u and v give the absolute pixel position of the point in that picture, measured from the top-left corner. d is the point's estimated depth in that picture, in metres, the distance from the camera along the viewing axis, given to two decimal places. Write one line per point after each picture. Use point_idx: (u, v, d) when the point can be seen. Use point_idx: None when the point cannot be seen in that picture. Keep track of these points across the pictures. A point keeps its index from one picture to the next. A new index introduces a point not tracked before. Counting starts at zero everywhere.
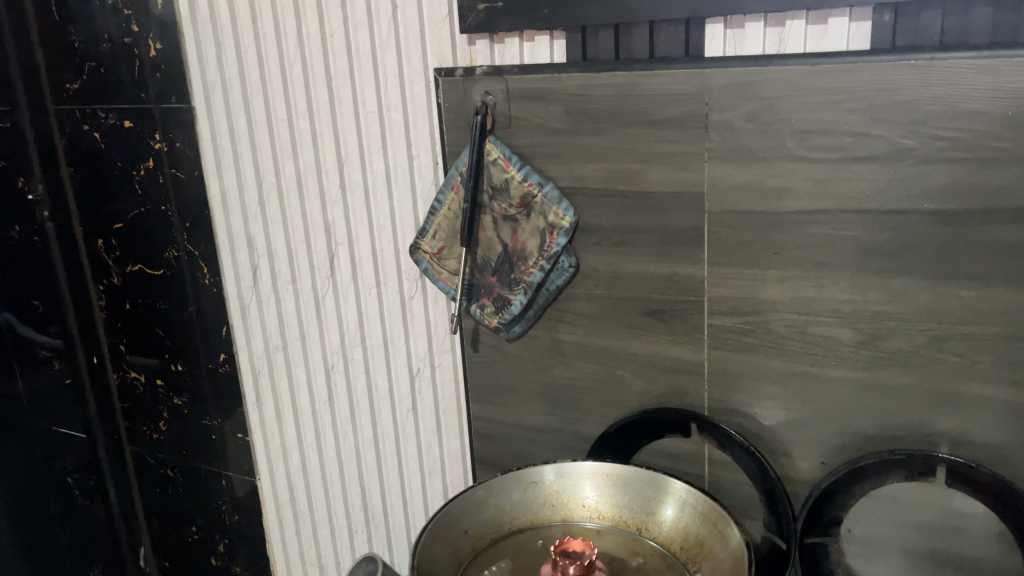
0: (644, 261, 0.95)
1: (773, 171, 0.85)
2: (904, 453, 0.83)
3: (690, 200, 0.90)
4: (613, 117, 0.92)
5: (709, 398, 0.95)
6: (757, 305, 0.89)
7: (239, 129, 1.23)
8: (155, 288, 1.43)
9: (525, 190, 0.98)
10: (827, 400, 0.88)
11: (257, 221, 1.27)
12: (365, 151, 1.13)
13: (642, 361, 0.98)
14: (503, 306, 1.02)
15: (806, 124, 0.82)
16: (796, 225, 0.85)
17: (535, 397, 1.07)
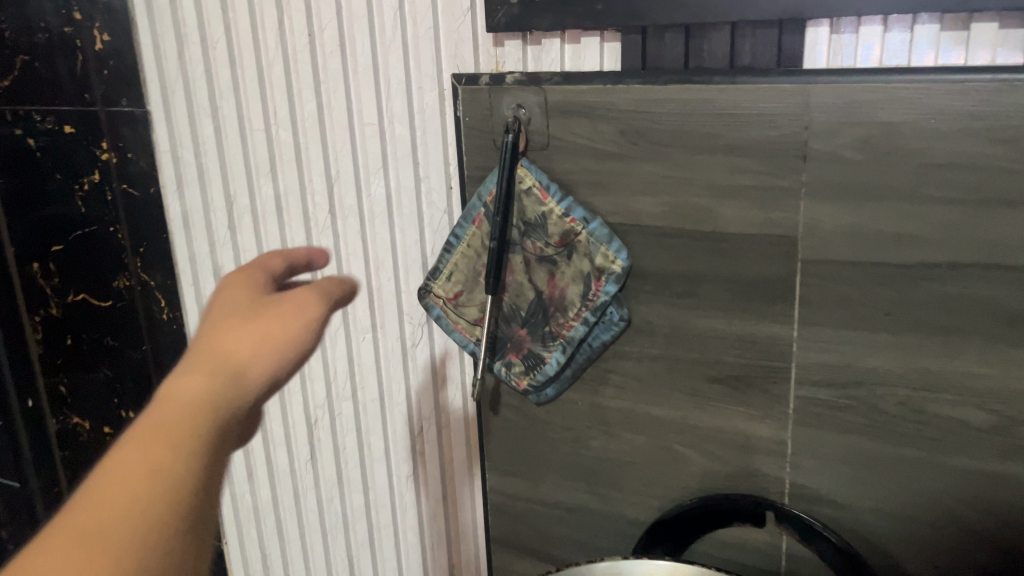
0: (712, 317, 0.78)
1: (888, 213, 0.68)
2: None
3: (777, 246, 0.73)
4: (681, 139, 0.74)
5: (791, 483, 0.79)
6: (861, 376, 0.73)
7: (206, 141, 1.03)
8: (102, 325, 1.17)
9: (565, 226, 0.79)
10: (945, 494, 0.72)
11: (226, 250, 1.07)
12: (360, 171, 0.94)
13: (706, 434, 0.82)
14: (535, 365, 0.84)
15: (938, 157, 0.65)
16: (916, 282, 0.68)
17: (570, 470, 0.90)
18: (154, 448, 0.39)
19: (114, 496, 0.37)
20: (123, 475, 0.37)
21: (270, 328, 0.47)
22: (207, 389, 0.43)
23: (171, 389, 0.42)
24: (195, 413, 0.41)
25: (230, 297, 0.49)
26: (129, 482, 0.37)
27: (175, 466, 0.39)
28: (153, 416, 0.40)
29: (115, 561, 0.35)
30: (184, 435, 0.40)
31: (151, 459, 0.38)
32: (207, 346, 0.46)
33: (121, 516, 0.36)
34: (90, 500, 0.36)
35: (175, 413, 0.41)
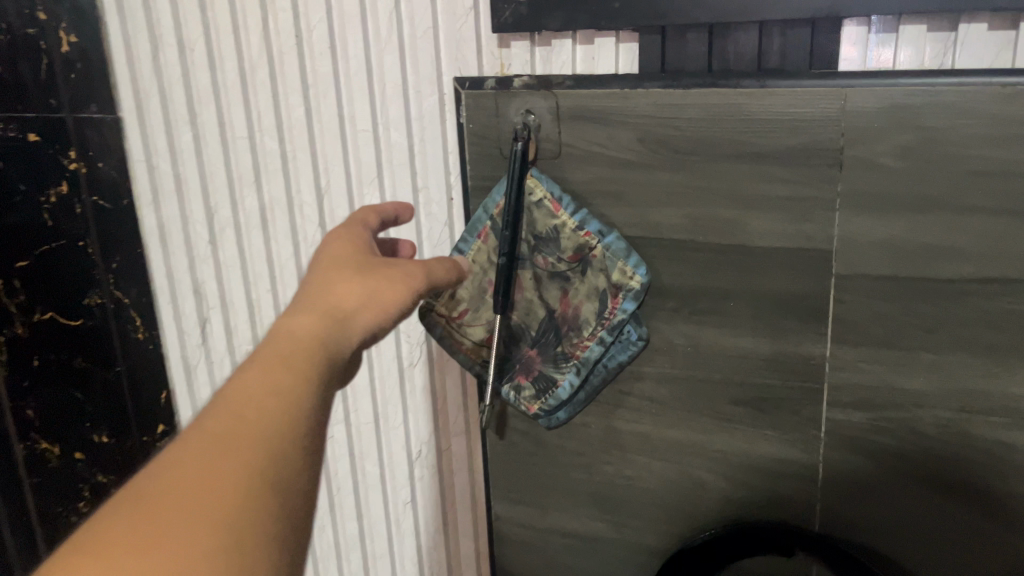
0: (737, 335, 0.73)
1: (931, 224, 0.63)
2: None
3: (809, 260, 0.68)
4: (705, 147, 0.69)
5: (821, 508, 0.74)
6: (897, 397, 0.69)
7: (183, 150, 0.96)
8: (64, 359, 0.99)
9: (579, 240, 0.75)
10: (988, 521, 0.68)
11: (206, 265, 1.01)
12: (354, 181, 0.88)
13: (728, 459, 0.77)
14: (547, 388, 0.79)
15: (984, 165, 0.61)
16: (959, 298, 0.64)
17: (582, 496, 0.85)
18: (276, 367, 0.39)
19: (238, 409, 0.37)
20: (244, 390, 0.38)
21: (374, 276, 0.48)
22: (327, 317, 0.44)
23: (285, 325, 0.43)
24: (319, 336, 0.43)
25: (333, 251, 0.50)
26: (270, 377, 0.39)
27: (294, 388, 0.39)
28: (271, 345, 0.41)
29: (242, 466, 0.34)
30: (302, 362, 0.40)
31: (273, 379, 0.39)
32: (314, 290, 0.47)
33: (245, 424, 0.36)
34: (218, 415, 0.36)
35: (292, 346, 0.41)
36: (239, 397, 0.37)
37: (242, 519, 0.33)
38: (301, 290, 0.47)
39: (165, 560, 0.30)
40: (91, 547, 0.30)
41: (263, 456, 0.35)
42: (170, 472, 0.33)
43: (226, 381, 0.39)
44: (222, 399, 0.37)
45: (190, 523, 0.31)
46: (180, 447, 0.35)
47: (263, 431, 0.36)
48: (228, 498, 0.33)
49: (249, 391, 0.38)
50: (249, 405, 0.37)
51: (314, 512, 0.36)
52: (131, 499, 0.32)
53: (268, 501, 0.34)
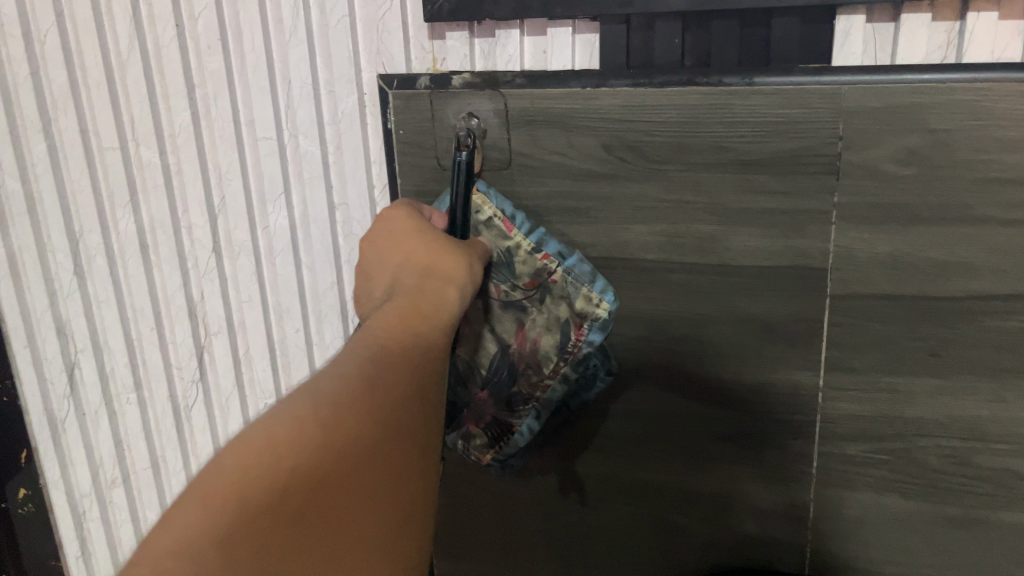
0: (719, 365, 0.64)
1: (937, 238, 0.57)
2: None
3: (800, 280, 0.60)
4: (681, 154, 0.60)
5: (810, 551, 0.67)
6: (896, 426, 0.62)
7: (36, 162, 0.79)
8: None
9: (537, 264, 0.65)
10: (992, 554, 0.63)
11: (73, 301, 0.84)
12: (255, 198, 0.74)
13: (706, 502, 0.68)
14: (501, 435, 0.69)
15: (997, 171, 0.54)
16: (966, 317, 0.58)
17: (539, 548, 0.75)
18: (425, 311, 0.49)
19: (405, 333, 0.46)
20: (397, 326, 0.46)
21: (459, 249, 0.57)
22: (437, 276, 0.53)
23: (417, 281, 0.53)
24: (436, 292, 0.52)
25: (413, 225, 0.58)
26: (416, 317, 0.48)
27: (441, 331, 0.48)
28: (415, 294, 0.51)
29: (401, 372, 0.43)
30: (441, 311, 0.50)
31: (428, 322, 0.48)
32: (421, 260, 0.55)
33: (403, 343, 0.45)
34: (386, 335, 0.46)
35: (419, 296, 0.51)
36: (404, 328, 0.46)
37: (412, 414, 0.42)
38: (406, 258, 0.55)
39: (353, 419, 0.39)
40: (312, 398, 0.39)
41: (424, 378, 0.44)
42: (371, 360, 0.43)
43: (386, 315, 0.48)
44: (388, 324, 0.47)
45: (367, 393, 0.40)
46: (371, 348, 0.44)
47: (425, 350, 0.46)
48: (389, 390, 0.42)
49: (410, 325, 0.47)
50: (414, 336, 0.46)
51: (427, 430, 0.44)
52: (346, 374, 0.41)
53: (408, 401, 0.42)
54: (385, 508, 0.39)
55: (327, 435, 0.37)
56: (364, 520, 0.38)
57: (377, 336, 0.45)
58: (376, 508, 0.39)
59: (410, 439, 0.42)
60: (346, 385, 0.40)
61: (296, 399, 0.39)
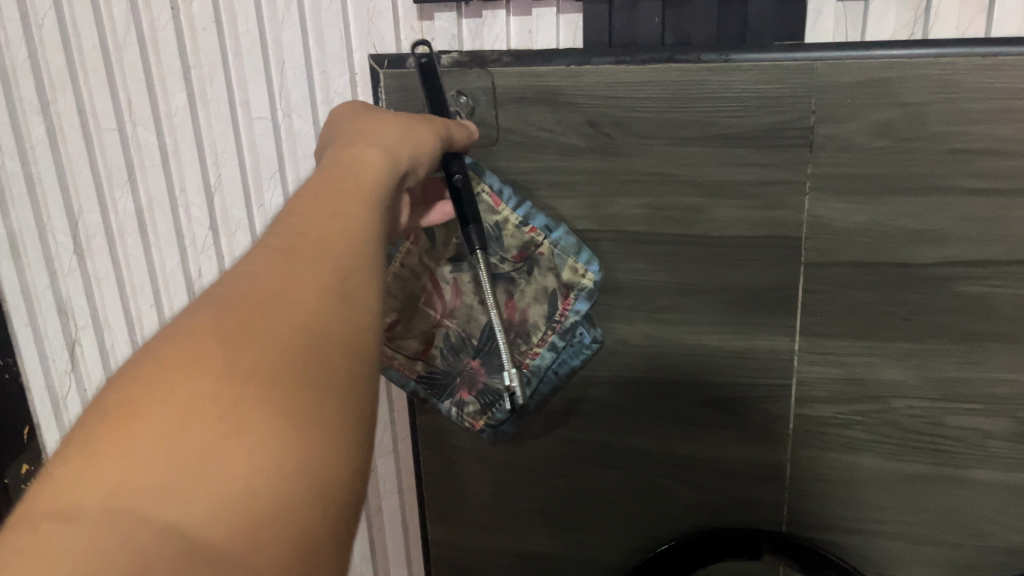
0: (703, 332, 0.67)
1: (909, 207, 0.59)
2: None
3: (778, 250, 0.63)
4: (664, 128, 0.62)
5: (788, 510, 0.70)
6: (871, 389, 0.65)
7: (36, 144, 0.81)
8: None
9: (524, 237, 0.67)
10: (962, 509, 0.66)
11: (73, 280, 0.86)
12: (252, 175, 0.76)
13: (690, 466, 0.71)
14: (494, 402, 0.71)
15: (967, 144, 0.57)
16: (938, 284, 0.60)
17: (530, 515, 0.77)
18: (355, 187, 0.41)
19: (323, 214, 0.38)
20: (309, 213, 0.38)
21: (406, 122, 0.49)
22: (368, 152, 0.45)
23: (337, 157, 0.44)
24: (360, 171, 0.43)
25: (361, 118, 0.51)
26: (330, 198, 0.39)
27: (371, 204, 0.41)
28: (330, 172, 0.42)
29: (305, 261, 0.35)
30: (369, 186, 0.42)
31: (350, 199, 0.40)
32: (359, 138, 0.47)
33: (311, 229, 0.37)
34: (291, 226, 0.37)
35: (342, 175, 0.42)
36: (320, 211, 0.38)
37: (361, 299, 0.35)
38: (343, 140, 0.47)
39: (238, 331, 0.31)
40: (188, 323, 0.31)
41: (341, 260, 0.36)
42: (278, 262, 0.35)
43: (294, 203, 0.39)
44: (301, 211, 0.38)
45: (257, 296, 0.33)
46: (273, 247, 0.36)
47: (362, 227, 0.38)
48: (285, 285, 0.33)
49: (325, 205, 0.39)
50: (336, 217, 0.38)
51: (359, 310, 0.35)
52: (237, 284, 0.33)
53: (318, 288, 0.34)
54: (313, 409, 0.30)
55: (241, 372, 0.30)
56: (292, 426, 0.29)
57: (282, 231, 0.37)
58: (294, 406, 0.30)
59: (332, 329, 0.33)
60: (248, 295, 0.33)
61: (183, 323, 0.32)
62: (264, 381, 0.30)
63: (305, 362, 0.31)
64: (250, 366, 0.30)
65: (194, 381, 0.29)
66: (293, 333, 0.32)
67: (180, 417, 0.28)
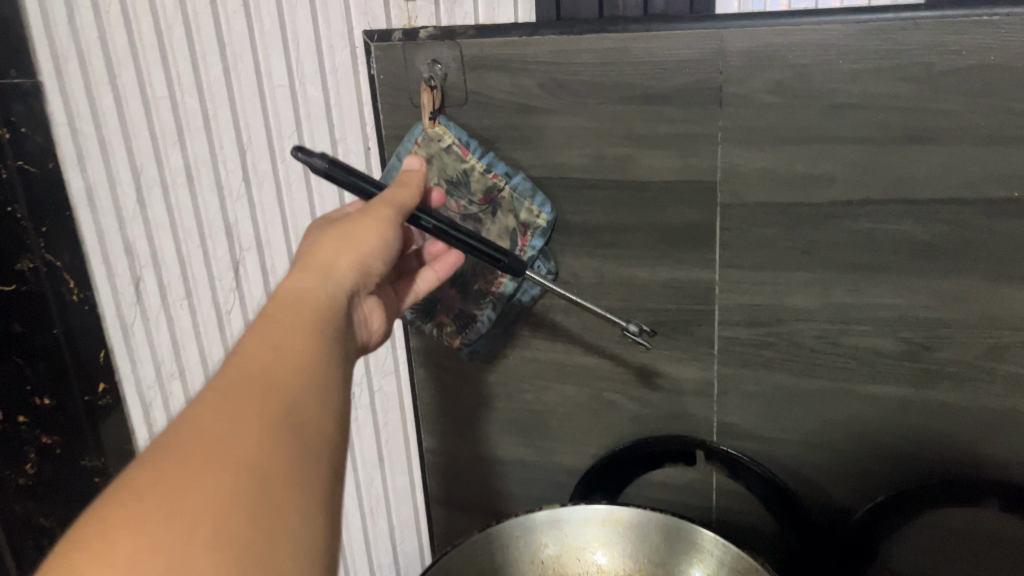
0: (639, 265, 0.78)
1: (803, 154, 0.70)
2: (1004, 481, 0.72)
3: (697, 191, 0.74)
4: (599, 89, 0.74)
5: (717, 422, 0.81)
6: (779, 313, 0.75)
7: (105, 111, 0.97)
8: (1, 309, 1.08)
9: (488, 182, 0.80)
10: (862, 421, 0.76)
11: (136, 224, 1.03)
12: (275, 135, 0.91)
13: (634, 381, 0.83)
14: (466, 324, 0.85)
15: (847, 99, 0.67)
16: (831, 219, 0.71)
17: (505, 425, 0.91)
18: (299, 313, 0.50)
19: (267, 350, 0.46)
20: (260, 341, 0.46)
21: (355, 235, 0.59)
22: (315, 280, 0.54)
23: (288, 288, 0.53)
24: (304, 297, 0.52)
25: (325, 232, 0.60)
26: (277, 324, 0.48)
27: (311, 335, 0.49)
28: (278, 304, 0.50)
29: (252, 386, 0.43)
30: (312, 317, 0.51)
31: (293, 332, 0.48)
32: (313, 261, 0.56)
33: (262, 358, 0.45)
34: (244, 354, 0.45)
35: (289, 301, 0.51)
36: (267, 342, 0.46)
37: (308, 415, 0.44)
38: (301, 265, 0.56)
39: (205, 452, 0.38)
40: (159, 447, 0.39)
41: (289, 385, 0.44)
42: (229, 396, 0.42)
43: (241, 339, 0.47)
44: (250, 340, 0.46)
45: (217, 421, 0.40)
46: (220, 384, 0.43)
47: (301, 350, 0.47)
48: (237, 409, 0.41)
49: (270, 339, 0.47)
50: (280, 346, 0.46)
51: (306, 425, 0.43)
52: (200, 411, 0.41)
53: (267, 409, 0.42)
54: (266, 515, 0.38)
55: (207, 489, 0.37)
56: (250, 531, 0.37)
57: (233, 364, 0.45)
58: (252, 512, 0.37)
59: (281, 445, 0.41)
60: (208, 420, 0.40)
61: (154, 451, 0.39)
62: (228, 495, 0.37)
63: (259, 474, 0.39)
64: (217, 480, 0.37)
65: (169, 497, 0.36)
66: (244, 454, 0.39)
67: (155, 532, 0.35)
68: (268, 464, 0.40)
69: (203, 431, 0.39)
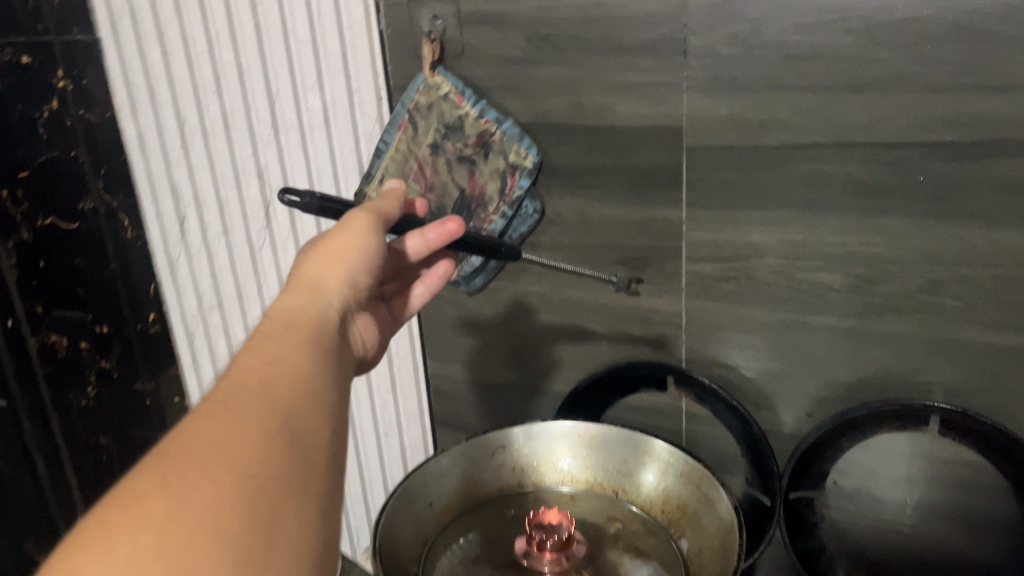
0: (615, 205, 0.87)
1: (759, 102, 0.76)
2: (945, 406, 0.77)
3: (665, 136, 0.81)
4: (578, 43, 0.81)
5: (686, 350, 0.90)
6: (740, 250, 0.82)
7: (154, 65, 1.09)
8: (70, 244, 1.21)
9: (481, 127, 0.88)
10: (815, 351, 0.83)
11: (181, 168, 1.15)
12: (299, 86, 1.01)
13: (612, 312, 0.92)
14: (463, 259, 0.94)
15: (797, 50, 0.73)
16: (784, 161, 0.77)
17: (501, 351, 1.01)
18: (291, 334, 0.50)
19: (258, 369, 0.46)
20: (252, 364, 0.46)
21: (348, 249, 0.59)
22: (307, 302, 0.54)
23: (279, 313, 0.52)
24: (295, 318, 0.52)
25: (319, 248, 0.59)
26: (267, 347, 0.48)
27: (303, 356, 0.49)
28: (270, 327, 0.50)
29: (242, 405, 0.43)
30: (304, 338, 0.51)
31: (285, 353, 0.48)
32: (307, 280, 0.56)
33: (253, 380, 0.45)
34: (238, 376, 0.45)
35: (281, 324, 0.51)
36: (259, 363, 0.47)
37: (301, 437, 0.44)
38: (292, 285, 0.56)
39: (193, 475, 0.38)
40: (145, 467, 0.38)
41: (279, 405, 0.44)
42: (220, 417, 0.42)
43: (236, 360, 0.47)
44: (242, 365, 0.46)
45: (207, 441, 0.40)
46: (211, 403, 0.43)
47: (295, 369, 0.47)
48: (227, 431, 0.41)
49: (261, 360, 0.47)
50: (272, 367, 0.46)
51: (295, 449, 0.43)
52: (190, 434, 0.40)
53: (258, 429, 0.42)
54: (253, 541, 0.37)
55: (193, 512, 0.36)
56: (235, 555, 0.36)
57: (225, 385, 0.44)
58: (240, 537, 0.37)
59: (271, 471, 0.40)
60: (197, 441, 0.40)
61: (139, 472, 0.38)
62: (215, 520, 0.37)
63: (248, 497, 0.38)
64: (203, 505, 0.37)
65: (150, 519, 0.36)
66: (231, 476, 0.39)
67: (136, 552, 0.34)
68: (265, 475, 0.40)
69: (192, 451, 0.39)
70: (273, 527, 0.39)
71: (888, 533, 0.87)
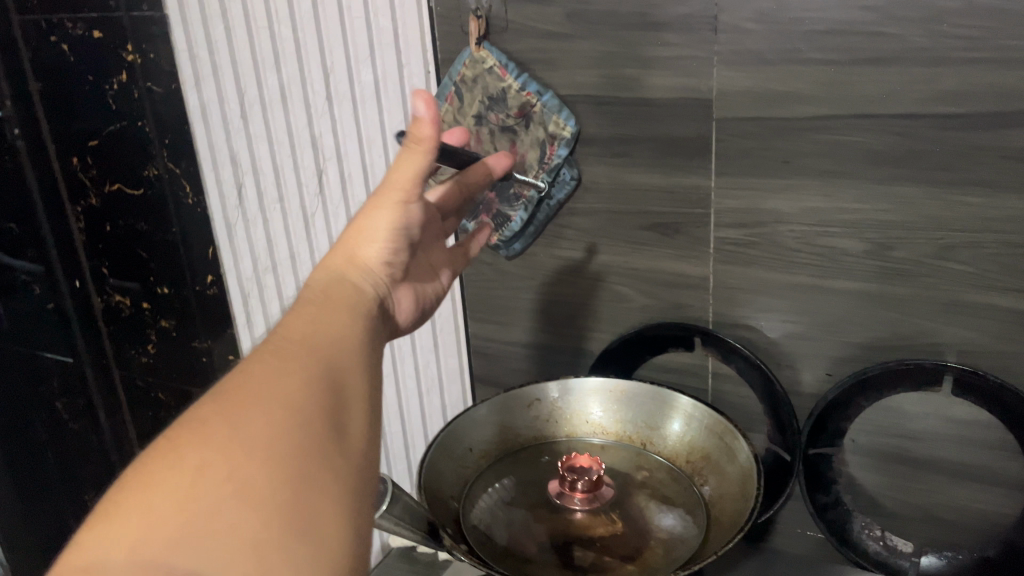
0: (645, 173, 0.92)
1: (781, 75, 0.80)
2: (954, 365, 0.81)
3: (693, 108, 0.86)
4: (612, 18, 0.86)
5: (713, 313, 0.95)
6: (762, 216, 0.87)
7: (217, 38, 1.16)
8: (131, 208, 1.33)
9: (523, 99, 0.94)
10: (832, 313, 0.88)
11: (240, 137, 1.22)
12: (353, 60, 1.07)
13: (642, 275, 0.97)
14: (503, 223, 1.01)
15: (819, 25, 0.77)
16: (805, 132, 0.81)
17: (536, 313, 1.07)
18: (333, 298, 0.53)
19: (305, 324, 0.49)
20: (301, 318, 0.50)
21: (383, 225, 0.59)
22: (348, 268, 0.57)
23: (319, 282, 0.56)
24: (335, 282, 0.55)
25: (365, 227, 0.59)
26: (313, 307, 0.51)
27: (347, 315, 0.52)
28: (312, 293, 0.54)
29: (291, 353, 0.46)
30: (346, 300, 0.54)
31: (330, 312, 0.51)
32: (349, 246, 0.58)
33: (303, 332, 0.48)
34: (289, 327, 0.49)
35: (324, 289, 0.54)
36: (309, 318, 0.50)
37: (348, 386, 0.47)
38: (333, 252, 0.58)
39: (249, 411, 0.41)
40: (203, 408, 0.42)
41: (326, 357, 0.47)
42: (271, 362, 0.45)
43: (287, 315, 0.50)
44: (291, 319, 0.50)
45: (260, 382, 0.43)
46: (265, 352, 0.46)
47: (338, 326, 0.50)
48: (277, 373, 0.44)
49: (304, 317, 0.50)
50: (320, 323, 0.50)
51: (343, 393, 0.46)
52: (243, 378, 0.43)
53: (309, 373, 0.45)
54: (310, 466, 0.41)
55: (253, 442, 0.40)
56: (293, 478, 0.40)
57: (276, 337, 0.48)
58: (298, 460, 0.40)
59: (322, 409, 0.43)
60: (249, 384, 0.43)
61: (200, 412, 0.41)
62: (272, 447, 0.40)
63: (304, 429, 0.42)
64: (261, 436, 0.40)
65: (209, 449, 0.39)
66: (283, 411, 0.42)
67: (200, 475, 0.38)
68: (310, 408, 0.43)
69: (247, 391, 0.42)
70: (322, 456, 0.42)
71: (904, 486, 0.91)
